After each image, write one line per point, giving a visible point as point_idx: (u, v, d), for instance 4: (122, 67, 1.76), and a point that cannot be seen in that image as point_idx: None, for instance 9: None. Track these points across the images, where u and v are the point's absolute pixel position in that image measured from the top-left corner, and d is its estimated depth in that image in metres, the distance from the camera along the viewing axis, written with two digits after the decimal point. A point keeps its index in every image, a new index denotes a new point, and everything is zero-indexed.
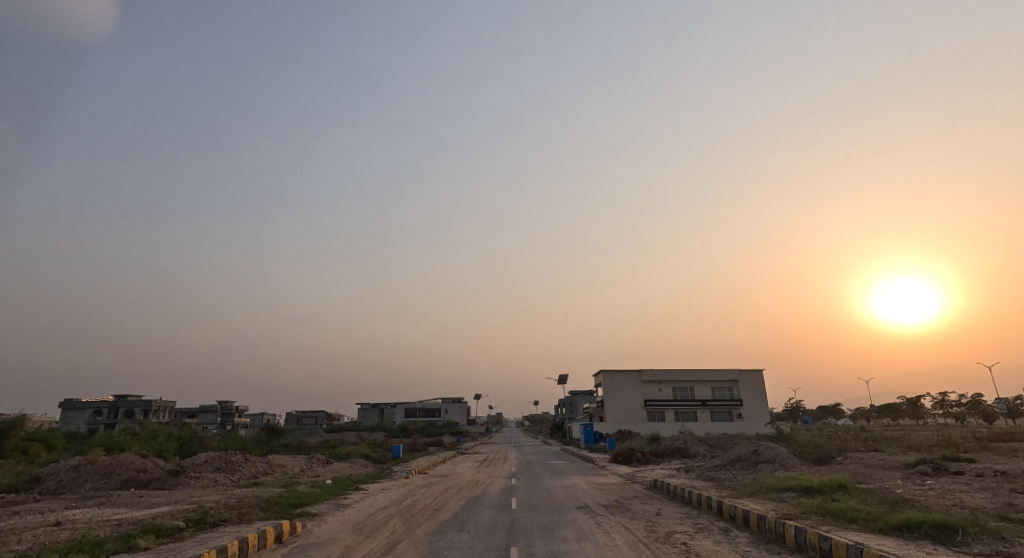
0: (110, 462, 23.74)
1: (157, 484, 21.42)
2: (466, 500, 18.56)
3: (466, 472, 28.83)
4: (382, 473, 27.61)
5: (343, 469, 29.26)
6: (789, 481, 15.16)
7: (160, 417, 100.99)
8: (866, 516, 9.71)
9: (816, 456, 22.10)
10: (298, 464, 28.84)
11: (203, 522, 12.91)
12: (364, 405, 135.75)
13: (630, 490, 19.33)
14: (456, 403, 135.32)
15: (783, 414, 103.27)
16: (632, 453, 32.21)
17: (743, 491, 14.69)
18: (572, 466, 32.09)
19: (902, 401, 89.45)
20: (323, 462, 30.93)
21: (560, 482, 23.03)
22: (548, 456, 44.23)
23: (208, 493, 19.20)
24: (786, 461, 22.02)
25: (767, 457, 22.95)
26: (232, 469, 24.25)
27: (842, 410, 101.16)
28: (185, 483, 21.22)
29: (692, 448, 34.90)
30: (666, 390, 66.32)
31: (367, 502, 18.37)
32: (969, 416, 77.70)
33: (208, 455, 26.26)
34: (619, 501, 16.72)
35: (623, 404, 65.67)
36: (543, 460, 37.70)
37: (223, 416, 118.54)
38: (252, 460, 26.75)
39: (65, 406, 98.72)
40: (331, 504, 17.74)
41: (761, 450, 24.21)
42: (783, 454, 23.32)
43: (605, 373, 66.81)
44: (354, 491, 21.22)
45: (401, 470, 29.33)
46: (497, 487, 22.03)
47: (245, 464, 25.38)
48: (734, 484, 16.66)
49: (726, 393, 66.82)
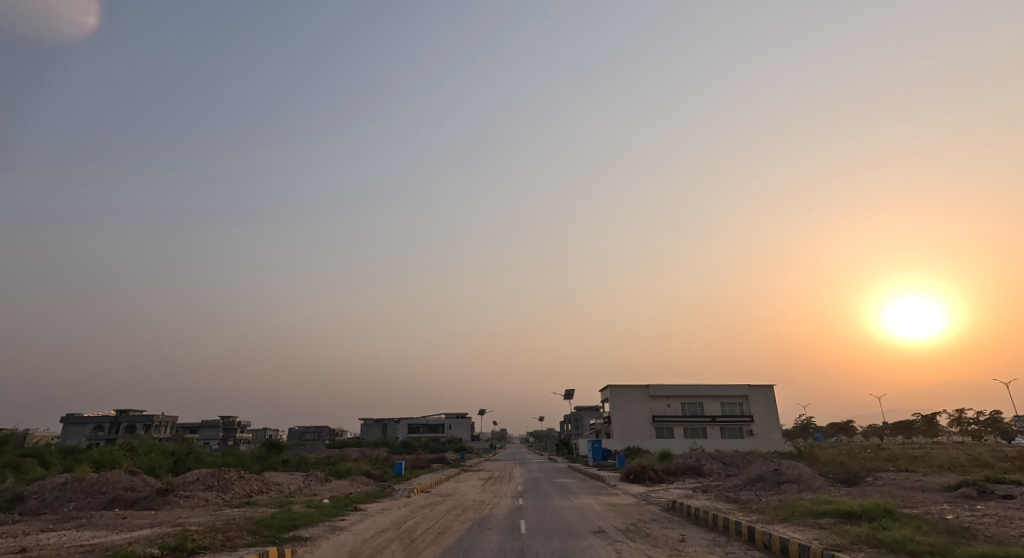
0: (97, 480, 22.54)
1: (144, 503, 20.19)
2: (471, 522, 17.31)
3: (471, 491, 27.63)
4: (383, 492, 26.45)
5: (343, 487, 28.01)
6: (826, 505, 13.89)
7: (161, 432, 99.84)
8: (930, 550, 8.50)
9: (843, 476, 20.80)
10: (296, 482, 27.61)
11: (181, 549, 11.75)
12: (367, 420, 134.14)
13: (646, 512, 18.07)
14: (460, 418, 133.61)
15: (794, 431, 101.71)
16: (644, 472, 30.79)
17: (775, 515, 13.42)
18: (582, 485, 30.63)
19: (916, 418, 87.58)
20: (322, 481, 29.61)
21: (570, 503, 21.72)
22: (554, 473, 42.69)
23: (197, 515, 18.01)
24: (812, 482, 20.75)
25: (791, 477, 21.66)
26: (224, 487, 22.97)
27: (854, 427, 99.45)
28: (174, 503, 20.03)
29: (706, 466, 33.49)
30: (675, 406, 64.83)
31: (365, 525, 17.14)
32: (987, 434, 75.90)
33: (201, 472, 25.01)
34: (636, 525, 15.50)
35: (631, 421, 64.12)
36: (550, 478, 36.43)
37: (224, 432, 117.36)
38: (247, 477, 25.48)
39: (67, 421, 97.77)
40: (326, 527, 16.53)
41: (783, 469, 22.95)
42: (808, 473, 22.06)
43: (613, 388, 65.28)
44: (352, 512, 19.99)
45: (403, 488, 28.12)
46: (504, 507, 20.78)
47: (239, 481, 24.13)
48: (763, 507, 15.37)
49: (736, 409, 65.22)
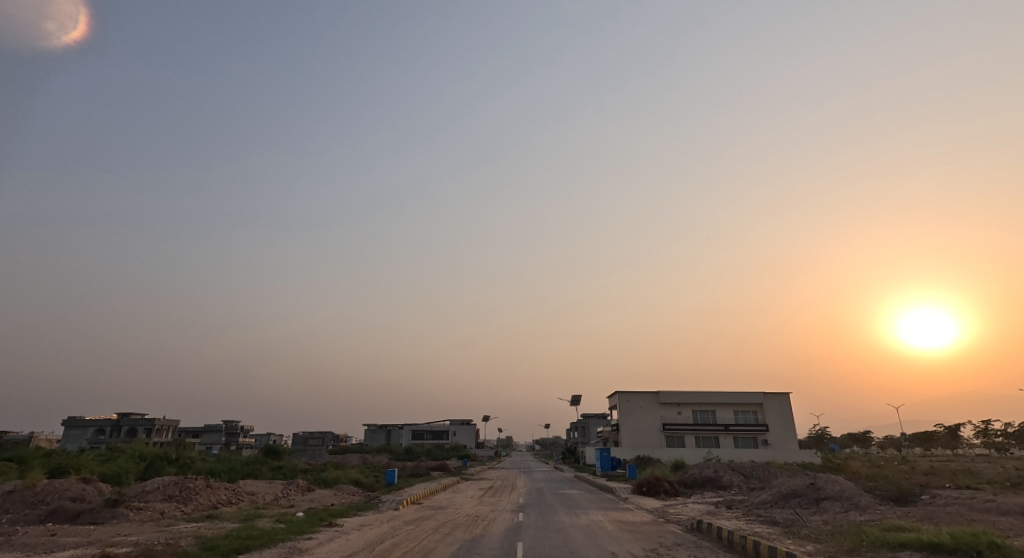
0: (43, 489, 19.76)
1: (87, 517, 17.46)
2: (457, 546, 14.46)
3: (467, 504, 25.01)
4: (368, 503, 23.99)
5: (325, 498, 25.42)
6: (900, 533, 11.13)
7: (162, 436, 97.64)
8: None
9: (893, 493, 18.02)
10: (272, 492, 24.89)
11: None
12: (371, 426, 131.76)
13: (667, 535, 15.28)
14: (465, 424, 130.75)
15: (809, 442, 98.35)
16: (659, 484, 27.90)
17: (836, 546, 10.60)
18: (590, 497, 27.87)
19: (938, 429, 84.13)
20: (303, 490, 26.98)
21: (576, 520, 18.93)
22: (559, 483, 39.80)
23: (140, 533, 15.37)
24: (857, 500, 18.03)
25: (831, 494, 18.90)
26: (185, 498, 20.20)
27: (869, 437, 96.34)
28: (122, 516, 17.40)
29: (725, 478, 30.58)
30: (686, 414, 61.85)
31: (331, 547, 14.30)
32: (1013, 447, 72.65)
33: (164, 480, 22.25)
34: (658, 552, 12.72)
35: (640, 429, 61.14)
36: (555, 489, 33.62)
37: (227, 436, 115.32)
38: (216, 486, 22.71)
39: (67, 424, 95.60)
40: (284, 550, 13.74)
41: (819, 483, 20.11)
42: (850, 489, 19.24)
43: (621, 394, 62.38)
44: (323, 530, 17.12)
45: (390, 499, 25.59)
46: (500, 526, 18.00)
47: (203, 491, 21.34)
48: (814, 533, 12.60)
49: (751, 418, 62.06)
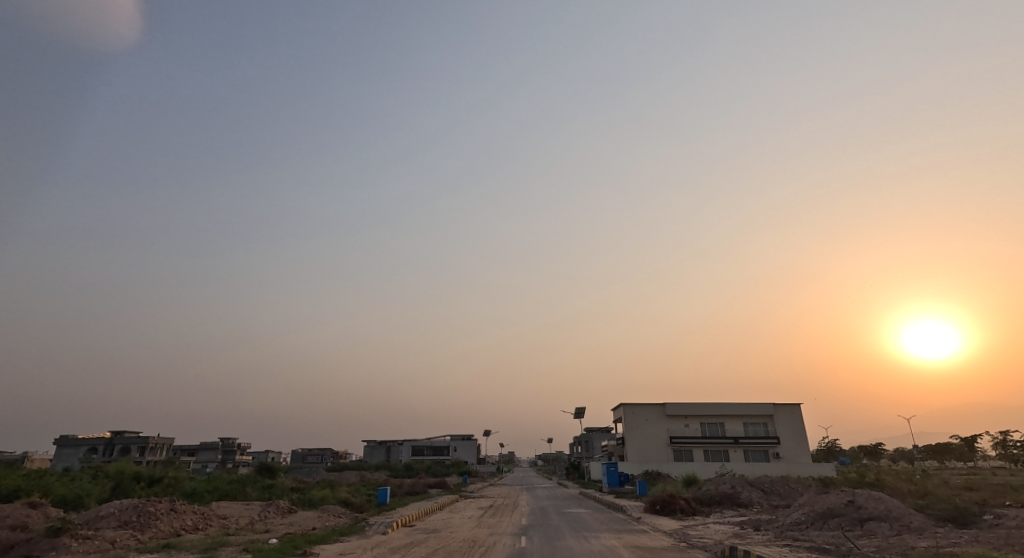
0: None
1: (23, 548, 15.12)
2: None
3: (464, 526, 22.59)
4: (355, 525, 21.72)
5: (308, 521, 23.08)
6: None
7: (155, 455, 94.83)
8: None
9: (949, 513, 15.77)
10: (248, 515, 22.46)
11: None
12: (370, 443, 128.89)
13: None
14: (466, 440, 127.74)
15: (819, 455, 95.35)
16: (674, 502, 25.52)
17: None
18: (599, 517, 25.44)
19: (954, 442, 81.25)
20: (283, 512, 24.48)
21: (587, 546, 16.50)
22: (565, 501, 37.26)
23: None
24: (908, 521, 15.77)
25: (876, 514, 16.61)
26: (143, 524, 17.83)
27: (880, 450, 93.72)
28: (62, 548, 15.05)
29: (745, 495, 28.17)
30: (693, 426, 59.31)
31: None
32: None
33: (124, 503, 19.85)
34: None
35: (647, 443, 58.56)
36: (560, 507, 31.07)
37: (223, 454, 112.51)
38: (182, 509, 20.35)
39: (59, 443, 92.92)
40: None
41: (860, 501, 17.78)
42: (897, 508, 16.95)
43: (626, 406, 59.86)
44: None
45: (379, 522, 23.17)
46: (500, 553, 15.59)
47: (166, 516, 18.97)
48: None
49: (761, 430, 59.41)
